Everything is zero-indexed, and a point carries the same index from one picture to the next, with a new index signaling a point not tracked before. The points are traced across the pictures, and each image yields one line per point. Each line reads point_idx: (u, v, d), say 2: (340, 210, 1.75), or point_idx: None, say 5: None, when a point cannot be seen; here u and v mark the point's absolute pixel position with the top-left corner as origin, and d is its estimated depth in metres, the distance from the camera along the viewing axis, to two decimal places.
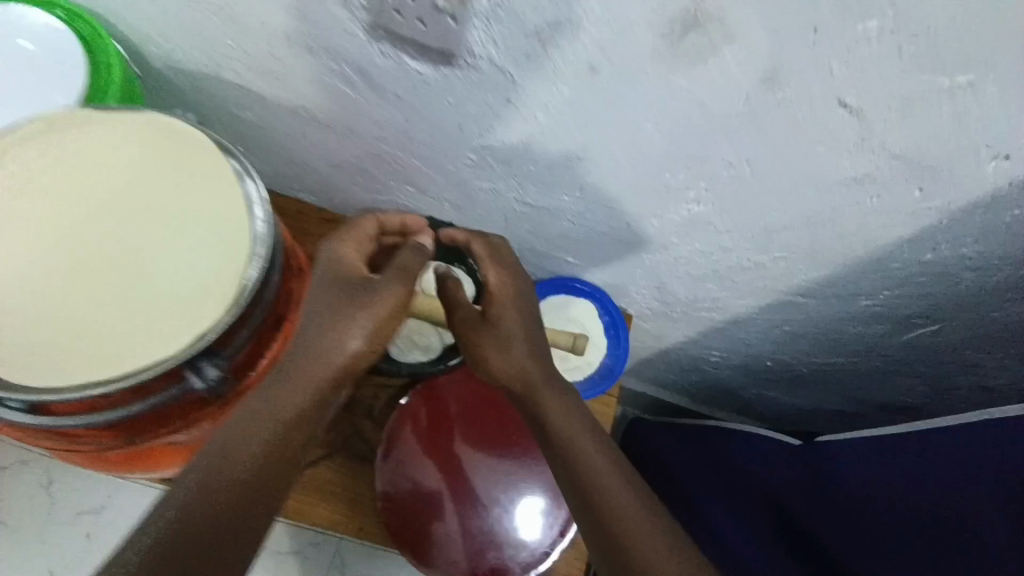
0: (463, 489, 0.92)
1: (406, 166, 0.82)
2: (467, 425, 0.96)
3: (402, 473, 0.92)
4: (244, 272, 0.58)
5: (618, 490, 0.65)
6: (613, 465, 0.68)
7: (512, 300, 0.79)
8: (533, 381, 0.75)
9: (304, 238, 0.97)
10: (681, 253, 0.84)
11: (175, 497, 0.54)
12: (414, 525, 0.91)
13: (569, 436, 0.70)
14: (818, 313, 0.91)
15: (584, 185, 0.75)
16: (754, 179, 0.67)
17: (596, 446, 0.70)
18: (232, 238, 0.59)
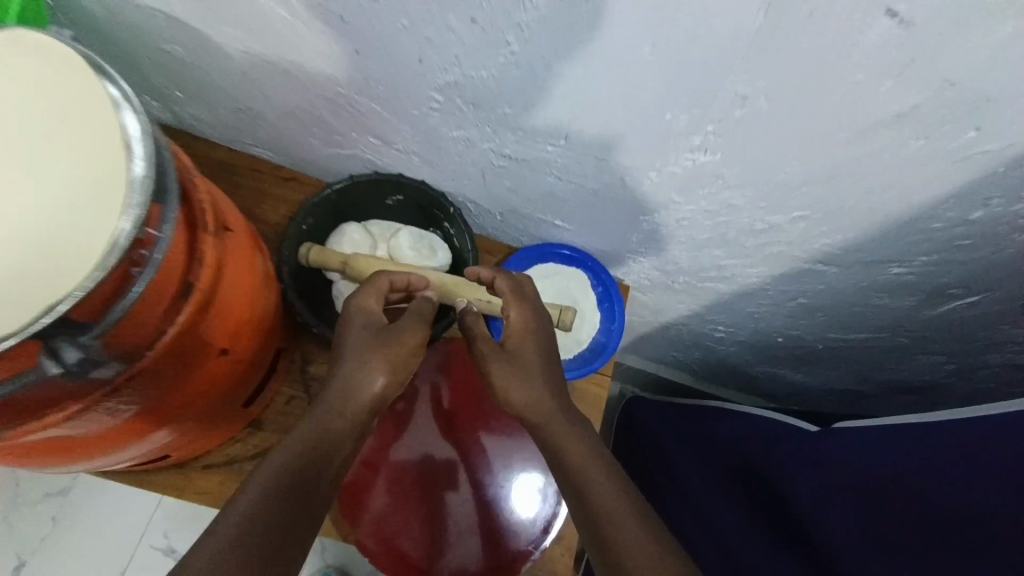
0: (476, 464, 0.86)
1: (365, 113, 0.70)
2: (471, 414, 0.88)
3: (411, 442, 0.85)
4: (113, 220, 0.40)
5: (614, 508, 0.57)
6: (605, 476, 0.60)
7: (533, 336, 0.72)
8: (536, 391, 0.67)
9: (260, 201, 0.86)
10: (684, 213, 0.73)
11: (222, 518, 0.50)
12: (412, 508, 0.83)
13: (565, 450, 0.63)
14: (839, 284, 0.80)
15: (570, 132, 0.64)
16: (774, 119, 0.55)
17: (594, 459, 0.62)
18: (98, 175, 0.41)
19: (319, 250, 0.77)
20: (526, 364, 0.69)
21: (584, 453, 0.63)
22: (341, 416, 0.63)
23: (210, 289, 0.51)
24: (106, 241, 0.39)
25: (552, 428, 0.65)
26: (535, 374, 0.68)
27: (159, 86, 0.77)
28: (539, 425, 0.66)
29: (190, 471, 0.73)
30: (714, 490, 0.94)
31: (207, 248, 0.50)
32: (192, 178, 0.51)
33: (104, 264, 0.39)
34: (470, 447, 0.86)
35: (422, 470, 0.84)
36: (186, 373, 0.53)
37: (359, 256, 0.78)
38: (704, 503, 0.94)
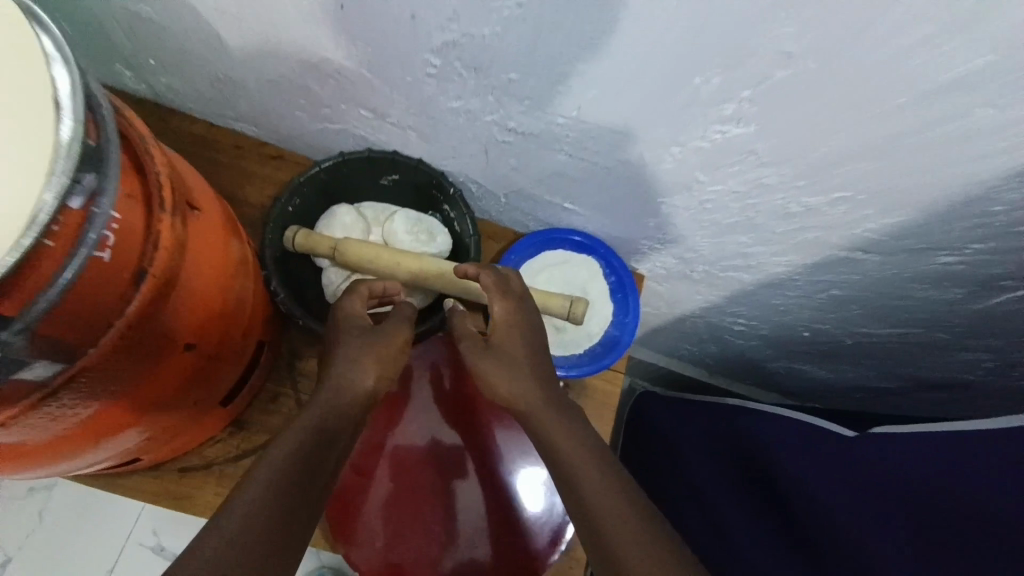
0: (485, 455, 0.79)
1: (354, 81, 0.63)
2: (472, 405, 0.81)
3: (416, 428, 0.79)
4: (31, 193, 0.34)
5: (608, 510, 0.49)
6: (596, 475, 0.52)
7: (517, 329, 0.64)
8: (523, 381, 0.61)
9: (246, 180, 0.80)
10: (707, 195, 0.66)
11: (205, 528, 0.42)
12: (415, 503, 0.76)
13: (558, 447, 0.56)
14: (878, 273, 0.72)
15: (583, 102, 0.56)
16: (823, 82, 0.47)
17: (587, 456, 0.54)
18: (20, 139, 0.35)
19: (307, 233, 0.71)
20: (506, 358, 0.62)
21: (579, 452, 0.55)
22: (334, 415, 0.56)
23: (170, 275, 0.44)
24: (25, 216, 0.33)
25: (546, 425, 0.58)
26: (513, 368, 0.61)
27: (131, 52, 0.71)
28: (534, 423, 0.59)
29: (165, 474, 0.68)
30: (722, 482, 0.86)
31: (163, 228, 0.43)
32: (145, 149, 0.44)
33: (23, 242, 0.33)
34: (477, 437, 0.80)
35: (426, 461, 0.78)
36: (149, 376, 0.46)
37: (348, 240, 0.72)
38: (714, 501, 0.85)
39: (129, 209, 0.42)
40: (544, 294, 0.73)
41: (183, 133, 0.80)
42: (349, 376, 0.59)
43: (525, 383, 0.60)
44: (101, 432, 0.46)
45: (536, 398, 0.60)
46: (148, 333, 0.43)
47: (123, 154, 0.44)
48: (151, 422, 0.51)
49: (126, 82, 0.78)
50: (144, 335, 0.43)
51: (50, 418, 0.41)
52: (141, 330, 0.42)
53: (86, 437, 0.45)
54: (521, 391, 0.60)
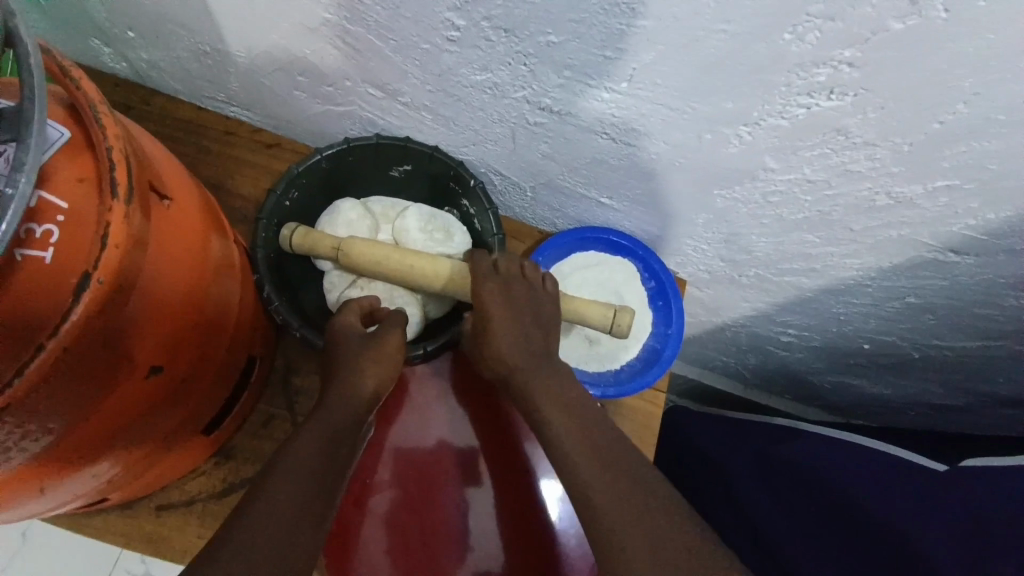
0: (507, 467, 0.68)
1: (361, 51, 0.54)
2: (482, 407, 0.69)
3: (421, 430, 0.68)
4: None
5: (609, 504, 0.44)
6: (595, 470, 0.46)
7: (506, 314, 0.57)
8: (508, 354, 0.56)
9: (238, 170, 0.71)
10: (774, 185, 0.56)
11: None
12: (421, 515, 0.67)
13: (565, 445, 0.49)
14: (968, 279, 0.62)
15: (637, 69, 0.46)
16: (952, 37, 0.37)
17: (588, 453, 0.48)
18: None
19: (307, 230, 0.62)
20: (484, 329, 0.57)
21: (581, 456, 0.48)
22: (337, 430, 0.49)
23: (125, 280, 0.34)
24: None
25: (562, 427, 0.50)
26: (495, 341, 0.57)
27: (107, 23, 0.62)
28: (549, 423, 0.51)
29: (140, 511, 0.59)
30: (768, 496, 0.75)
31: (115, 218, 0.33)
32: (96, 117, 0.34)
33: None
34: (497, 445, 0.68)
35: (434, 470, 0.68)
36: (103, 407, 0.36)
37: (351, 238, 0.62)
38: (767, 524, 0.72)
39: (73, 194, 0.33)
40: (582, 304, 0.63)
41: (170, 118, 0.72)
42: (346, 390, 0.52)
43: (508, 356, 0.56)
44: (43, 474, 0.36)
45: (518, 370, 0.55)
46: (106, 352, 0.34)
47: (69, 126, 0.35)
48: (112, 461, 0.41)
49: (105, 59, 0.69)
50: (99, 354, 0.34)
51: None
52: (95, 347, 0.33)
53: (24, 480, 0.36)
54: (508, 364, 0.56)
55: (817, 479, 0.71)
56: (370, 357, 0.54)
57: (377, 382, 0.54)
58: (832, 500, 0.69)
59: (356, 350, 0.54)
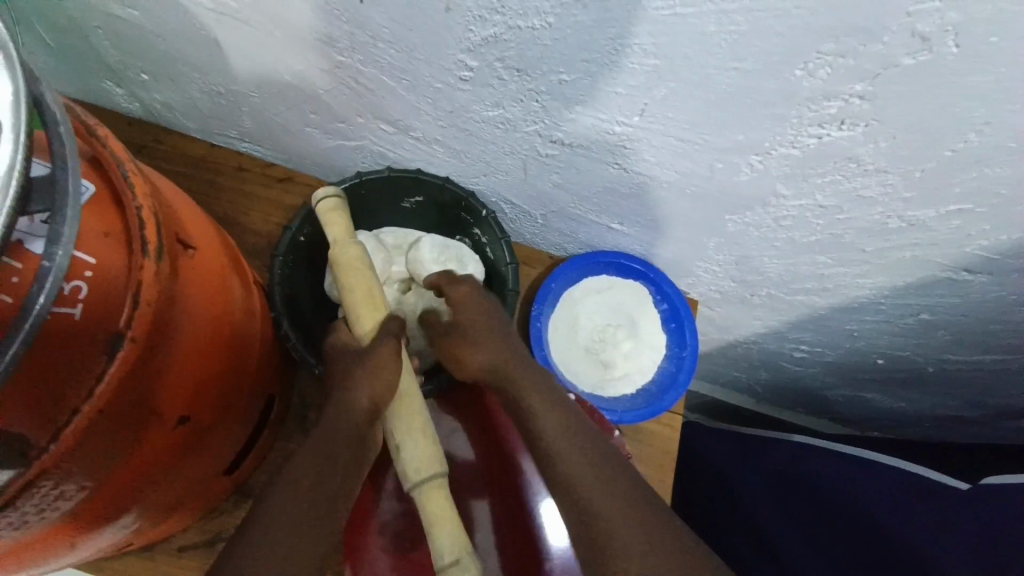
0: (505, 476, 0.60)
1: (374, 90, 0.54)
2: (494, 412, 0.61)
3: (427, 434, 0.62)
4: None
5: (593, 488, 0.44)
6: (592, 466, 0.46)
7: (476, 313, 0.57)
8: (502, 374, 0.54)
9: (250, 205, 0.72)
10: (786, 210, 0.56)
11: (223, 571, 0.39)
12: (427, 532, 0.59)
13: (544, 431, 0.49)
14: (982, 296, 0.62)
15: (649, 104, 0.47)
16: (966, 68, 0.38)
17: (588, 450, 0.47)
18: None
19: (332, 206, 0.57)
20: (404, 409, 0.50)
21: (576, 458, 0.46)
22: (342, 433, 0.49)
23: (154, 336, 0.34)
24: None
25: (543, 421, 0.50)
26: (402, 429, 0.49)
27: (121, 65, 0.63)
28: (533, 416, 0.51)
29: (163, 554, 0.58)
30: (782, 508, 0.74)
31: (146, 275, 0.34)
32: (124, 176, 0.35)
33: None
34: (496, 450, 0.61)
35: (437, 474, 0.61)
36: (131, 460, 0.36)
37: (360, 247, 0.56)
38: (778, 535, 0.72)
39: (102, 249, 0.33)
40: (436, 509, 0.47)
41: (184, 155, 0.73)
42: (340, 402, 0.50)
43: (414, 456, 0.48)
44: (77, 530, 0.36)
45: (414, 471, 0.48)
46: (139, 403, 0.34)
47: (94, 178, 0.35)
48: (139, 511, 0.41)
49: (118, 99, 0.70)
50: (131, 407, 0.34)
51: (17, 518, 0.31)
52: (125, 393, 0.33)
53: (60, 536, 0.36)
54: (413, 467, 0.48)
55: (836, 499, 0.71)
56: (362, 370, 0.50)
57: (373, 397, 0.49)
58: (847, 515, 0.69)
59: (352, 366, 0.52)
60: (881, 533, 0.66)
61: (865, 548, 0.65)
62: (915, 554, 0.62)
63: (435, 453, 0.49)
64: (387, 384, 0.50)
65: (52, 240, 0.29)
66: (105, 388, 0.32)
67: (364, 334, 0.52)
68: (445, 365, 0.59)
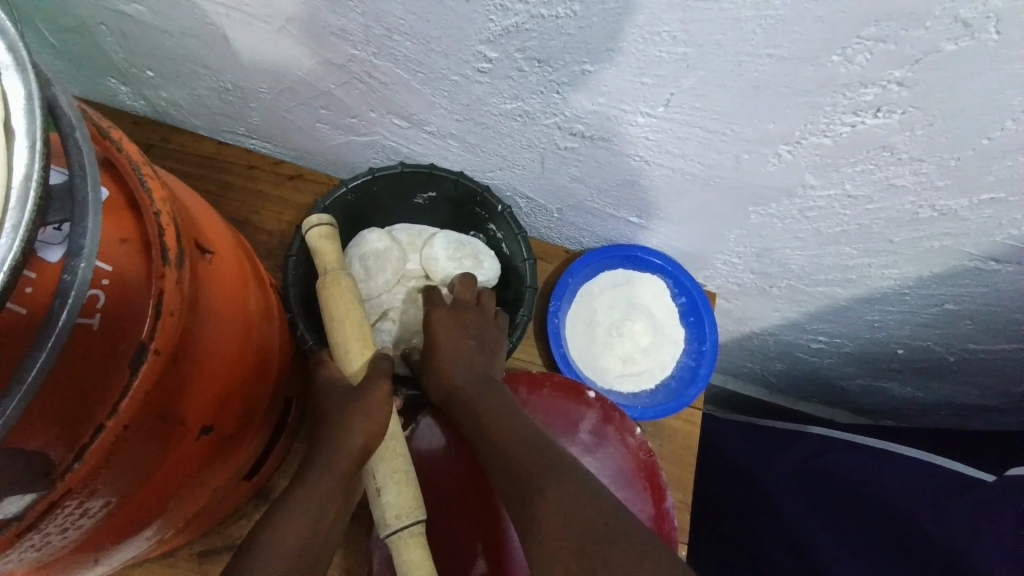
0: (492, 512, 0.57)
1: (388, 84, 0.53)
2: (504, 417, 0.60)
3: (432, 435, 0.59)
4: None
5: (567, 520, 0.42)
6: (558, 504, 0.43)
7: (459, 332, 0.58)
8: (481, 408, 0.53)
9: (260, 205, 0.71)
10: (812, 201, 0.55)
11: None
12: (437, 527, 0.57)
13: (524, 463, 0.47)
14: (1009, 286, 0.61)
15: (675, 94, 0.45)
16: (1011, 53, 0.36)
17: (559, 484, 0.45)
18: None
19: (326, 233, 0.55)
20: (387, 454, 0.50)
21: (560, 490, 0.44)
22: (342, 464, 0.48)
23: (176, 349, 0.33)
24: None
25: (523, 452, 0.48)
26: (384, 474, 0.49)
27: (126, 63, 0.61)
28: (514, 444, 0.49)
29: (184, 560, 0.57)
30: (803, 501, 0.74)
31: (164, 286, 0.32)
32: (142, 180, 0.34)
33: None
34: (486, 482, 0.58)
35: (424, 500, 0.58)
36: (156, 474, 0.35)
37: (353, 278, 0.54)
38: (801, 525, 0.72)
39: (118, 256, 0.32)
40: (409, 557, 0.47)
41: (192, 154, 0.71)
42: (334, 431, 0.49)
43: (395, 502, 0.48)
44: (100, 545, 0.35)
45: (394, 517, 0.48)
46: (161, 420, 0.33)
47: (109, 184, 0.34)
48: (162, 523, 0.40)
49: (123, 98, 0.69)
50: (151, 425, 0.33)
51: (39, 540, 0.30)
52: (145, 414, 0.32)
53: (83, 551, 0.35)
54: (391, 511, 0.48)
55: (861, 492, 0.70)
56: (354, 411, 0.48)
57: (366, 437, 0.49)
58: (873, 507, 0.68)
59: (340, 406, 0.49)
60: (909, 527, 0.65)
61: (893, 540, 0.65)
62: (947, 551, 0.61)
63: (416, 499, 0.49)
64: (378, 427, 0.49)
65: (73, 253, 0.27)
66: (124, 407, 0.30)
67: (353, 370, 0.51)
68: (426, 379, 0.59)
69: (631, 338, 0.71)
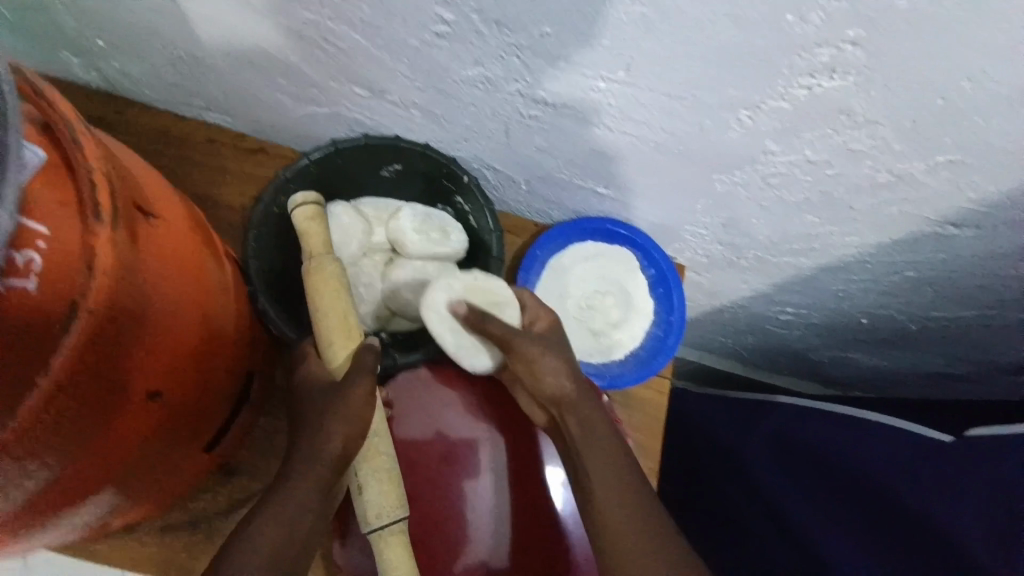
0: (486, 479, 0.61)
1: (347, 50, 0.51)
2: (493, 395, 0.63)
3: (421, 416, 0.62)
4: None
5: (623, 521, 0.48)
6: (622, 513, 0.48)
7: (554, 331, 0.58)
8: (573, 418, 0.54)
9: (221, 178, 0.69)
10: (774, 167, 0.55)
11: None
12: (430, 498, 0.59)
13: (594, 469, 0.51)
14: (968, 251, 0.62)
15: (636, 57, 0.45)
16: (961, 10, 0.36)
17: (626, 515, 0.48)
18: None
19: (310, 215, 0.54)
20: (369, 454, 0.49)
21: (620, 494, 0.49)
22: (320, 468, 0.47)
23: (115, 309, 0.33)
24: None
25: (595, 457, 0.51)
26: (366, 474, 0.48)
27: (73, 32, 0.59)
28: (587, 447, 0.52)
29: (143, 538, 0.57)
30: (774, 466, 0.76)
31: (100, 242, 0.32)
32: (75, 139, 0.33)
33: None
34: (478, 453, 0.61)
35: (421, 474, 0.60)
36: (103, 438, 0.35)
37: (338, 263, 0.53)
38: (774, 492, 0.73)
39: (58, 221, 0.30)
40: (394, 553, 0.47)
41: (149, 128, 0.69)
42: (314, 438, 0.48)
43: (376, 501, 0.48)
44: (48, 512, 0.35)
45: (375, 516, 0.47)
46: (104, 376, 0.33)
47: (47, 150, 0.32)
48: (117, 492, 0.40)
49: (73, 69, 0.66)
50: (93, 382, 0.32)
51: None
52: (85, 371, 0.31)
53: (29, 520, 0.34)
54: (374, 511, 0.47)
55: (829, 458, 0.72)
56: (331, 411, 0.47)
57: (344, 440, 0.47)
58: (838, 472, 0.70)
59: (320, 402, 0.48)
60: (888, 497, 0.65)
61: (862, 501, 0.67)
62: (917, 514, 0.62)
63: (400, 498, 0.49)
64: (357, 431, 0.48)
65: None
66: (59, 362, 0.30)
67: (338, 363, 0.50)
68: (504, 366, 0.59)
69: (602, 311, 0.72)
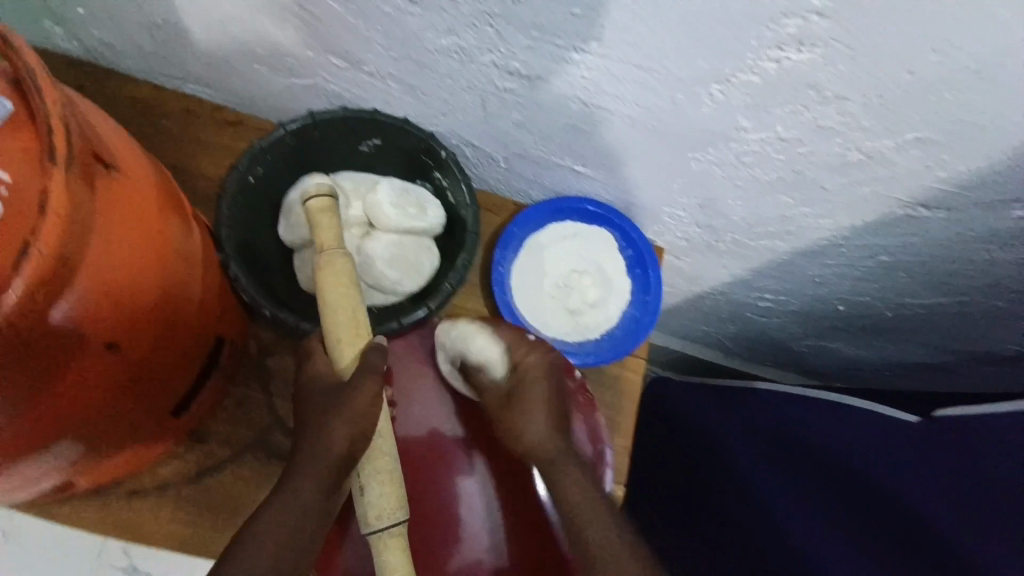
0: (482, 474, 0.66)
1: (321, 17, 0.51)
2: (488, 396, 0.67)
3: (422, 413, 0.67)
4: None
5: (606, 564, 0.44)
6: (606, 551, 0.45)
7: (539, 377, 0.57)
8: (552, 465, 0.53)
9: (200, 150, 0.69)
10: (747, 144, 0.55)
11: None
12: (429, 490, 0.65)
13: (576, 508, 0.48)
14: (940, 233, 0.62)
15: (606, 26, 0.45)
16: None
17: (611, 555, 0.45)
18: None
19: (325, 208, 0.52)
20: (374, 454, 0.48)
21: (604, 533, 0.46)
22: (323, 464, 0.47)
23: (67, 253, 0.33)
24: None
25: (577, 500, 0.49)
26: (369, 474, 0.47)
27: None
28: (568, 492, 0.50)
29: (113, 501, 0.59)
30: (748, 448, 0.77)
31: (54, 185, 0.32)
32: (35, 85, 0.33)
33: None
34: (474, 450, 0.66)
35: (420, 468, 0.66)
36: (54, 380, 0.35)
37: (349, 257, 0.51)
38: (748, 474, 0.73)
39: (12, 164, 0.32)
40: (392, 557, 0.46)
41: (126, 98, 0.69)
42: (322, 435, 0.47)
43: (376, 503, 0.47)
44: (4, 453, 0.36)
45: (374, 518, 0.46)
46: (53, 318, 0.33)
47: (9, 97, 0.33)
48: (74, 440, 0.40)
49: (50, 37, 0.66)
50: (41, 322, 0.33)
51: None
52: (32, 310, 0.32)
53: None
54: (375, 512, 0.46)
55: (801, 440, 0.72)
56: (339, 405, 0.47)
57: (351, 438, 0.47)
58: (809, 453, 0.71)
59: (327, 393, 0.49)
60: (869, 486, 0.63)
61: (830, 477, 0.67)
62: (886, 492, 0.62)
63: (401, 500, 0.48)
64: (364, 430, 0.47)
65: None
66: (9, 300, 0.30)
67: (346, 364, 0.49)
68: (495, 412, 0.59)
69: (580, 290, 0.72)
